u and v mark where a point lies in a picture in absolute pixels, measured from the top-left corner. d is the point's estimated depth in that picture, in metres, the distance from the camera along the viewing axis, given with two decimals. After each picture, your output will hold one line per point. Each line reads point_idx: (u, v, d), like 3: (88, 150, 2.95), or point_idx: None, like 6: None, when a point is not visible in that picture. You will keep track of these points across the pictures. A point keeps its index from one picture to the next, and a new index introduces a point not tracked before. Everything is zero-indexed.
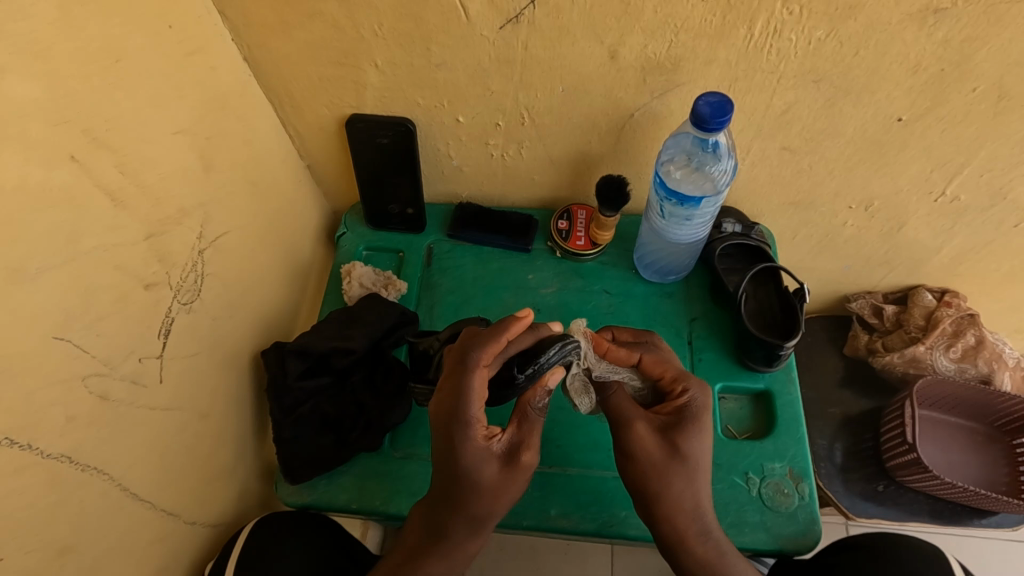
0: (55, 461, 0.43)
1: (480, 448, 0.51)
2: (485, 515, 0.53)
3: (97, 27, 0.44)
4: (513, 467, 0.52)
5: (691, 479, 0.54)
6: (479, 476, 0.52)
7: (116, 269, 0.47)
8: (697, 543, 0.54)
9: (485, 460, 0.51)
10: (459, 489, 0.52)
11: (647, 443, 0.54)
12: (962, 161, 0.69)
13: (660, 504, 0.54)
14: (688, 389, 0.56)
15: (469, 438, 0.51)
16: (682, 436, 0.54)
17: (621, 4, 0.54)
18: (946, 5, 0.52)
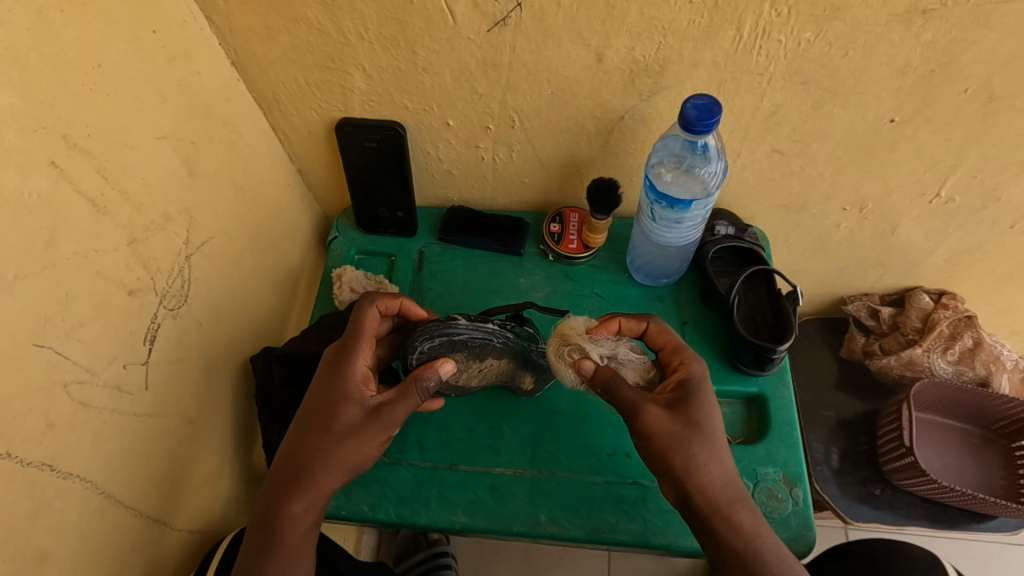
0: (36, 470, 0.43)
1: (355, 392, 0.55)
2: (323, 449, 0.54)
3: (76, 33, 0.44)
4: (376, 425, 0.54)
5: (707, 440, 0.55)
6: (340, 424, 0.54)
7: (97, 275, 0.47)
8: (722, 516, 0.53)
9: (354, 406, 0.55)
10: (319, 434, 0.54)
11: (659, 422, 0.54)
12: (953, 163, 0.69)
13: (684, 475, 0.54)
14: (692, 367, 0.58)
15: (352, 381, 0.56)
16: (692, 407, 0.55)
17: (606, 7, 0.54)
18: (934, 6, 0.52)
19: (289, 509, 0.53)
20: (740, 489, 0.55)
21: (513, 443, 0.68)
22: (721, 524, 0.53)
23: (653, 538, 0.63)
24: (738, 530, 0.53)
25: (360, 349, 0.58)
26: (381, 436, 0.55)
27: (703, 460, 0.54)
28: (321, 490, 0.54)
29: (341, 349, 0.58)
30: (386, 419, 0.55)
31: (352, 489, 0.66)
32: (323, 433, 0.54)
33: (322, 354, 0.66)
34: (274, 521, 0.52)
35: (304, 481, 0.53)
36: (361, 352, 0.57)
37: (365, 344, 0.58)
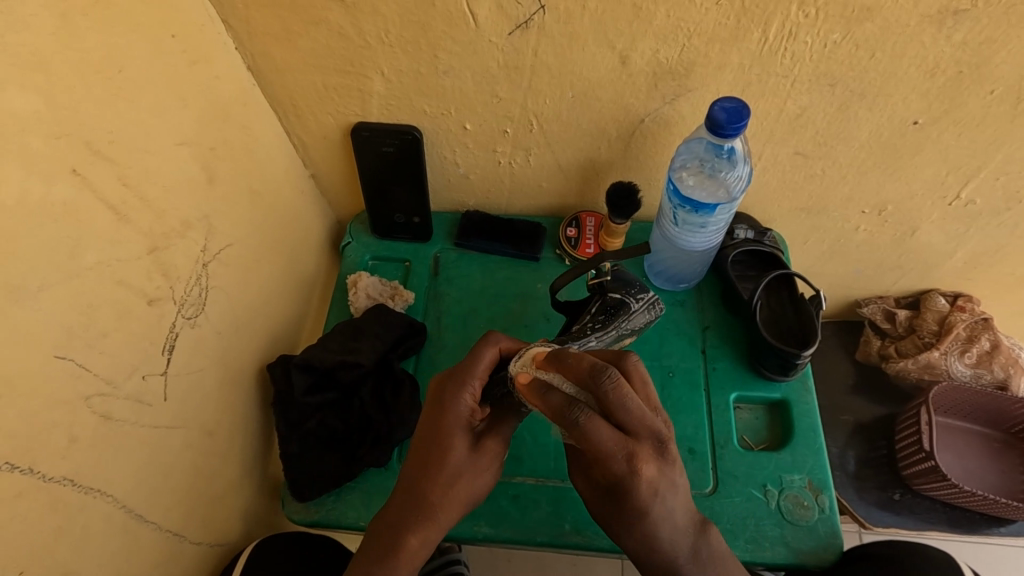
0: (58, 485, 0.41)
1: (466, 422, 0.53)
2: (436, 487, 0.51)
3: (98, 37, 0.43)
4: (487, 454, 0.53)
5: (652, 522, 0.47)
6: (459, 457, 0.52)
7: (119, 284, 0.46)
8: (662, 573, 0.50)
9: (466, 438, 0.53)
10: (436, 468, 0.51)
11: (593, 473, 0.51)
12: (977, 166, 0.68)
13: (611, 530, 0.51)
14: (647, 471, 0.44)
15: (459, 412, 0.53)
16: (638, 491, 0.44)
17: (633, 9, 0.53)
18: (966, 7, 0.51)
19: (413, 545, 0.50)
20: (678, 559, 0.49)
21: (535, 451, 0.67)
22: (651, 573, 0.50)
23: None
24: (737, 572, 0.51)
25: (470, 385, 0.53)
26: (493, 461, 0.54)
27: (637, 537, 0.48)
28: (443, 522, 0.51)
29: (444, 386, 0.54)
30: (495, 448, 0.53)
31: (373, 499, 0.65)
32: (438, 468, 0.51)
33: (341, 363, 0.65)
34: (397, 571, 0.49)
35: (429, 517, 0.51)
36: (470, 387, 0.53)
37: (472, 377, 0.53)
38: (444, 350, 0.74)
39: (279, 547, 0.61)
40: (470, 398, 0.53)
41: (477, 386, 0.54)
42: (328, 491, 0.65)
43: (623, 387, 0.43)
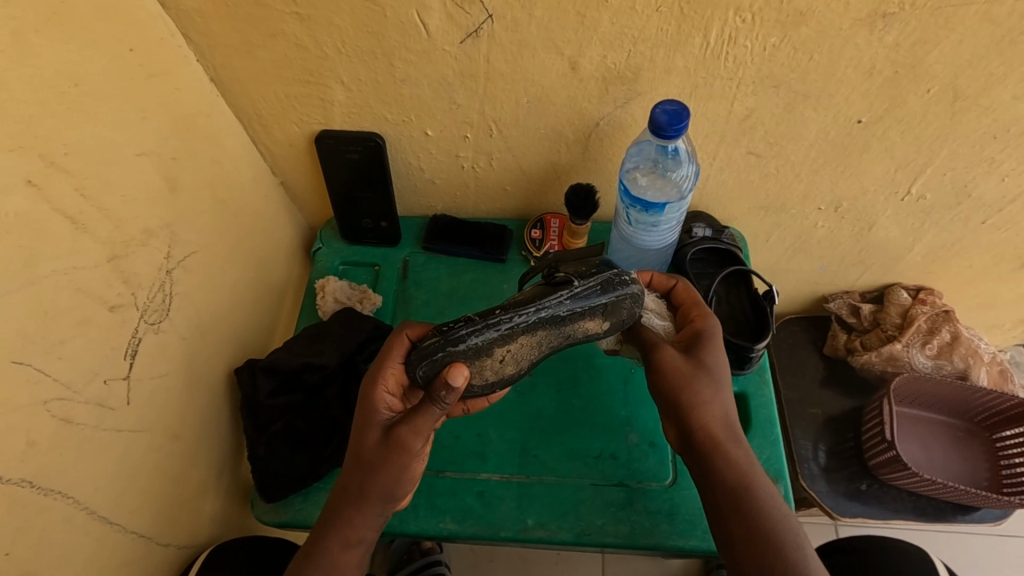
0: (15, 487, 0.42)
1: (377, 415, 0.55)
2: (355, 481, 0.54)
3: (52, 54, 0.44)
4: (400, 454, 0.52)
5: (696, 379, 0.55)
6: (365, 457, 0.54)
7: (77, 293, 0.47)
8: (727, 451, 0.54)
9: (372, 434, 0.54)
10: (351, 465, 0.54)
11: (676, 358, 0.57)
12: (924, 161, 0.70)
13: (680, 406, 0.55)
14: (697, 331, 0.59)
15: (367, 408, 0.55)
16: (706, 355, 0.57)
17: (577, 16, 0.55)
18: (895, 9, 0.53)
19: (334, 540, 0.54)
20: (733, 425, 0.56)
21: (498, 448, 0.68)
22: (719, 457, 0.54)
23: (640, 539, 0.63)
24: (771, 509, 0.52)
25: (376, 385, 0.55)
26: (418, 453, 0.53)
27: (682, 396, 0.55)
28: (371, 517, 0.54)
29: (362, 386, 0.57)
30: (405, 444, 0.52)
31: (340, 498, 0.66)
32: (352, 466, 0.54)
33: (305, 366, 0.67)
34: (328, 554, 0.53)
35: (351, 510, 0.54)
36: (375, 387, 0.55)
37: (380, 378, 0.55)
38: None
39: (237, 547, 0.62)
40: (378, 392, 0.55)
41: (387, 382, 0.55)
42: (296, 492, 0.66)
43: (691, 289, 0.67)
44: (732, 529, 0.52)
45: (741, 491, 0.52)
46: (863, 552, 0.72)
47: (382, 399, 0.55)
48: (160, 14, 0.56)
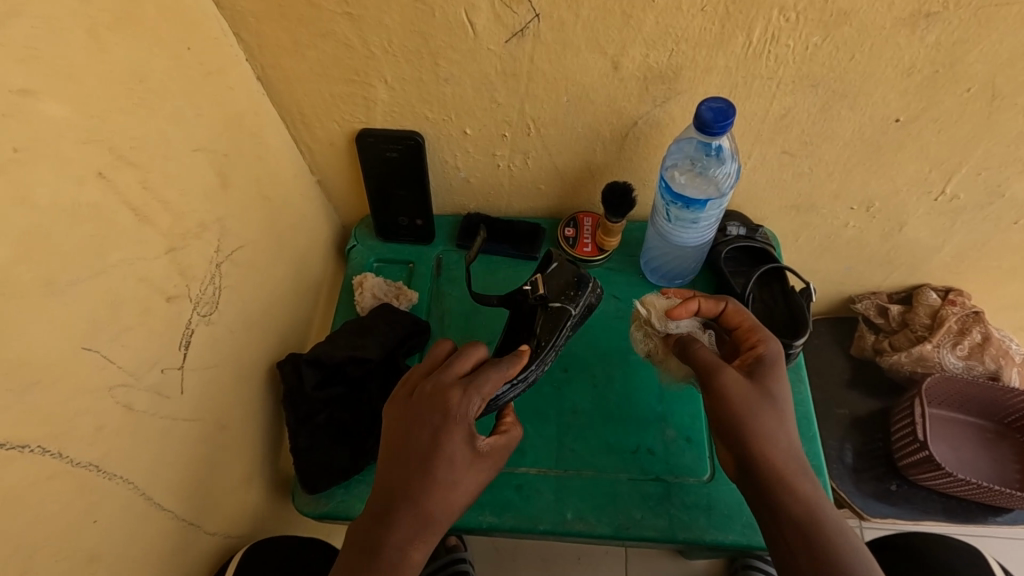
0: (84, 470, 0.44)
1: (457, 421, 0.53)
2: (429, 497, 0.51)
3: (121, 51, 0.46)
4: (485, 466, 0.54)
5: (761, 407, 0.55)
6: (450, 465, 0.52)
7: (140, 282, 0.48)
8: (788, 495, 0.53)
9: (456, 444, 0.53)
10: (424, 469, 0.52)
11: (740, 385, 0.56)
12: (959, 160, 0.71)
13: (745, 434, 0.54)
14: (767, 351, 0.58)
15: (450, 412, 0.53)
16: (772, 382, 0.57)
17: (622, 16, 0.56)
18: (937, 9, 0.54)
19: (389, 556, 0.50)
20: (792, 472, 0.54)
21: (536, 443, 0.69)
22: (785, 486, 0.53)
23: (678, 533, 0.63)
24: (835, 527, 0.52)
25: (458, 386, 0.54)
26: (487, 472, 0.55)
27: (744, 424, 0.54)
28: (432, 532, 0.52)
29: (429, 386, 0.55)
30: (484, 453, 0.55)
31: None
32: (424, 474, 0.52)
33: (348, 359, 0.68)
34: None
35: (419, 524, 0.51)
36: (456, 389, 0.54)
37: (467, 381, 0.55)
38: None
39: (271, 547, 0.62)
40: (462, 394, 0.53)
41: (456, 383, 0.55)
42: (338, 483, 0.67)
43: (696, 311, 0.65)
44: (816, 548, 0.51)
45: (813, 526, 0.52)
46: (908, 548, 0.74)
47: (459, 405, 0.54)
48: (215, 14, 0.57)
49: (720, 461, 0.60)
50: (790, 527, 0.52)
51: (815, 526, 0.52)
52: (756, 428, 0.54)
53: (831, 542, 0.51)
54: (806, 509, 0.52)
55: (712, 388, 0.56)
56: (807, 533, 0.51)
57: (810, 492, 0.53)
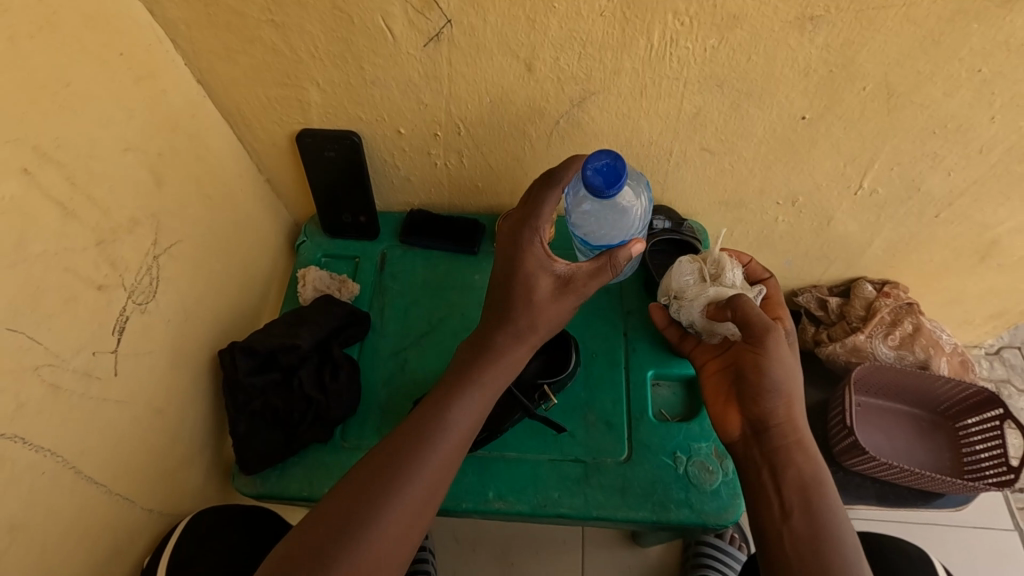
0: (8, 441, 0.47)
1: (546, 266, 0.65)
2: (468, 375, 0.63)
3: (44, 56, 0.50)
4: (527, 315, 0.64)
5: (794, 373, 0.61)
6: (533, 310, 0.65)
7: (66, 271, 0.52)
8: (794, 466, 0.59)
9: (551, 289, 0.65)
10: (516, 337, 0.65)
11: (782, 350, 0.60)
12: (870, 156, 0.74)
13: (772, 395, 0.60)
14: (788, 327, 0.65)
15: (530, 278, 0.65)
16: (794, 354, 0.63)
17: (527, 22, 0.60)
18: (821, 12, 0.57)
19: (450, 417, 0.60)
20: (801, 445, 0.60)
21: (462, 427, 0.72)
22: (798, 452, 0.60)
23: (592, 511, 0.66)
24: (827, 510, 0.58)
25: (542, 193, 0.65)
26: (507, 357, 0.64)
27: (776, 388, 0.60)
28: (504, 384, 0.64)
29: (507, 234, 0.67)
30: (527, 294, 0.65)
31: (314, 474, 0.71)
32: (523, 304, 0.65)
33: (280, 346, 0.71)
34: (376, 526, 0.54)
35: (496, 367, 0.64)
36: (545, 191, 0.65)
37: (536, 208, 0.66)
38: (386, 338, 0.80)
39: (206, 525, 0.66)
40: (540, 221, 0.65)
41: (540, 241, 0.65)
42: (273, 466, 0.71)
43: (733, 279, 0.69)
44: (809, 520, 0.57)
45: (814, 490, 0.59)
46: None
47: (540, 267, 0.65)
48: (148, 21, 0.61)
49: (723, 425, 0.65)
50: (793, 488, 0.59)
51: (814, 496, 0.58)
52: (786, 396, 0.60)
53: (824, 505, 0.58)
54: (813, 471, 0.59)
55: (755, 350, 0.61)
56: (806, 495, 0.58)
57: (813, 472, 0.59)
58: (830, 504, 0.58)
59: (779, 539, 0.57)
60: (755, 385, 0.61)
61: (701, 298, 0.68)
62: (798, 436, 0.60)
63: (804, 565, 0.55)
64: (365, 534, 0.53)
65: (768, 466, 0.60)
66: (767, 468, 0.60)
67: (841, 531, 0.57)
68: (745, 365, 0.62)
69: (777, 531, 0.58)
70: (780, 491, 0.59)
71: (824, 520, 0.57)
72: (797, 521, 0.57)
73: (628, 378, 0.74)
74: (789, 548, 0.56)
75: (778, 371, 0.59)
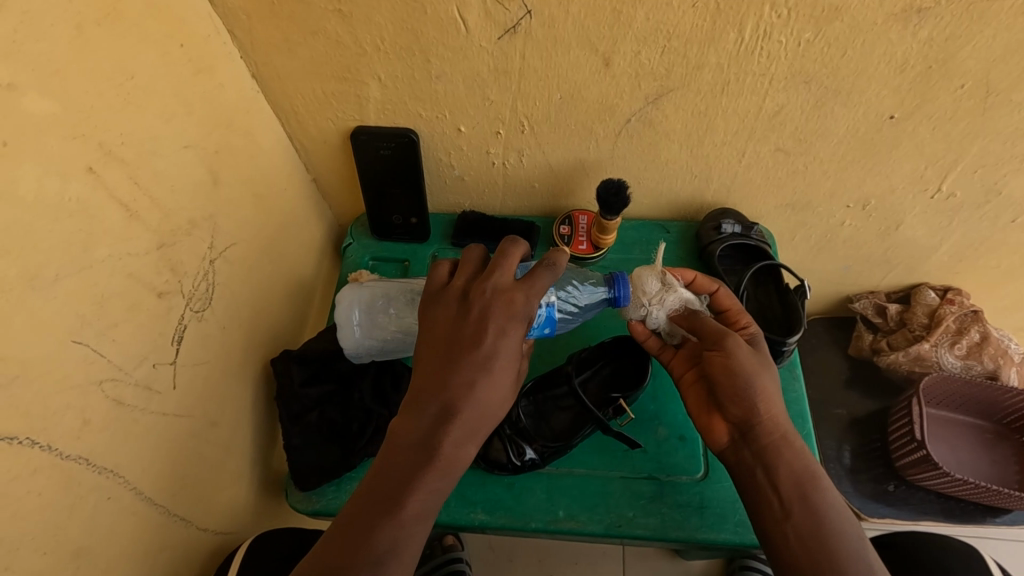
0: (72, 463, 0.44)
1: (506, 340, 0.53)
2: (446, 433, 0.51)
3: (108, 47, 0.46)
4: (480, 394, 0.52)
5: (766, 372, 0.57)
6: (501, 395, 0.53)
7: (129, 277, 0.49)
8: (783, 463, 0.53)
9: (510, 377, 0.54)
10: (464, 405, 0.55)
11: (747, 352, 0.58)
12: (955, 157, 0.70)
13: (754, 395, 0.56)
14: (754, 332, 0.63)
15: (497, 359, 0.53)
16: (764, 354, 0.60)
17: (611, 13, 0.56)
18: (929, 4, 0.53)
19: (419, 497, 0.49)
20: (786, 438, 0.55)
21: None
22: (786, 447, 0.54)
23: (670, 532, 0.63)
24: (821, 500, 0.52)
25: (543, 265, 0.56)
26: (478, 425, 0.52)
27: (755, 386, 0.56)
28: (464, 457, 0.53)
29: (487, 294, 0.54)
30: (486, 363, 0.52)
31: None
32: (487, 375, 0.52)
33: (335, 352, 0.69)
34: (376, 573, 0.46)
35: (462, 443, 0.52)
36: (541, 267, 0.55)
37: (529, 283, 0.55)
38: None
39: (265, 544, 0.63)
40: (526, 296, 0.54)
41: (516, 300, 0.54)
42: (329, 481, 0.67)
43: (705, 284, 0.68)
44: (807, 515, 0.51)
45: (808, 482, 0.53)
46: (906, 547, 0.74)
47: (500, 337, 0.53)
48: (207, 11, 0.57)
49: (710, 433, 0.60)
50: (790, 484, 0.53)
51: (810, 485, 0.53)
52: (770, 394, 0.56)
53: (822, 497, 0.52)
54: (805, 465, 0.54)
55: (724, 353, 0.58)
56: (802, 489, 0.53)
57: (803, 463, 0.54)
58: (824, 494, 0.53)
59: (786, 542, 0.51)
60: (732, 387, 0.56)
61: (667, 303, 0.64)
62: (783, 431, 0.55)
63: (814, 564, 0.49)
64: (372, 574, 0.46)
65: (761, 467, 0.54)
66: (760, 468, 0.54)
67: (844, 523, 0.52)
68: (714, 369, 0.58)
69: (781, 534, 0.51)
70: (776, 491, 0.53)
71: (825, 513, 0.52)
72: (797, 520, 0.51)
73: None
74: (797, 550, 0.50)
75: (754, 371, 0.56)
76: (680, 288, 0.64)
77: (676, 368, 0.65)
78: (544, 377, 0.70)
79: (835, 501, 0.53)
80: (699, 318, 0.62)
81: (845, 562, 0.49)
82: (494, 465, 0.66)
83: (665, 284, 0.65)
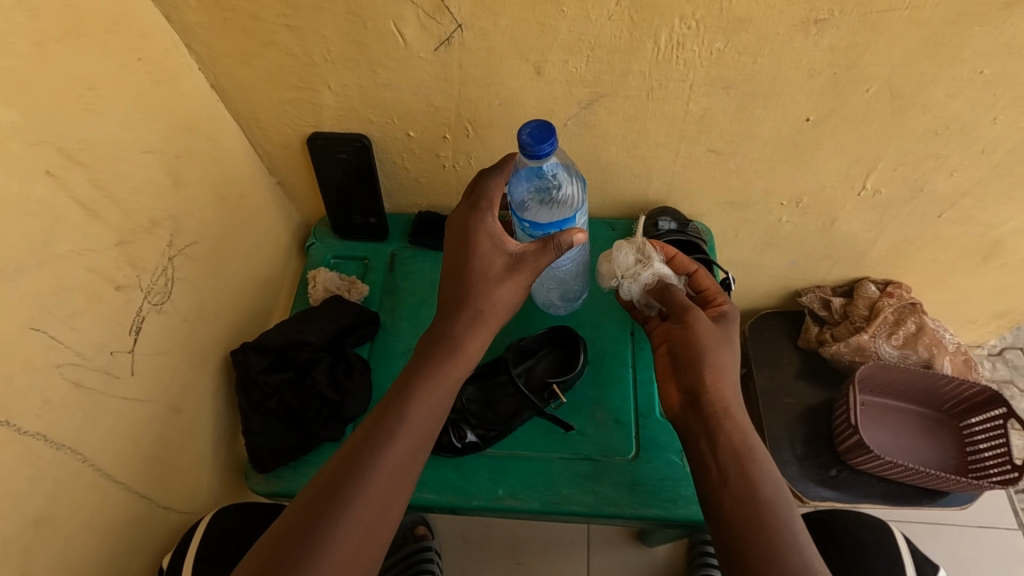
0: (32, 439, 0.48)
1: (488, 248, 0.62)
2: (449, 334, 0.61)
3: (69, 61, 0.51)
4: (471, 294, 0.61)
5: (722, 349, 0.62)
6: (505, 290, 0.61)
7: (89, 270, 0.53)
8: (722, 435, 0.58)
9: (509, 278, 0.61)
10: (449, 355, 0.61)
11: (707, 326, 0.63)
12: (874, 157, 0.75)
13: (704, 366, 0.61)
14: (726, 308, 0.67)
15: (481, 265, 0.62)
16: (729, 328, 0.65)
17: (538, 25, 0.61)
18: (825, 15, 0.58)
19: (414, 402, 0.57)
20: (729, 412, 0.60)
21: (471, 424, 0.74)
22: (727, 420, 0.59)
23: (604, 508, 0.67)
24: (753, 471, 0.57)
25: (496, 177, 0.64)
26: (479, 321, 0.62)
27: (712, 356, 0.61)
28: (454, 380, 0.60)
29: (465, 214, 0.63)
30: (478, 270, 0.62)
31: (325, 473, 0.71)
32: (480, 280, 0.62)
33: (290, 343, 0.73)
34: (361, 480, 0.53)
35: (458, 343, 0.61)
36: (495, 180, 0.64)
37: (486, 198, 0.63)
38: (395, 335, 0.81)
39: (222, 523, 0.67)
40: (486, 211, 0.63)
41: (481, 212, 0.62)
42: (286, 463, 0.71)
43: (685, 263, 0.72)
44: (737, 484, 0.56)
45: (743, 453, 0.58)
46: (829, 522, 0.78)
47: (482, 246, 0.62)
48: (166, 27, 0.62)
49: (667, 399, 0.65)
50: (728, 454, 0.57)
51: (739, 457, 0.57)
52: (724, 366, 0.61)
53: (756, 468, 0.57)
54: (742, 437, 0.58)
55: (684, 326, 0.64)
56: (738, 460, 0.57)
57: (741, 437, 0.59)
58: (755, 466, 0.57)
59: (720, 506, 0.56)
60: (687, 356, 0.62)
61: (642, 278, 0.69)
62: (726, 404, 0.60)
63: (741, 525, 0.54)
64: (353, 494, 0.52)
65: (703, 436, 0.59)
66: (703, 437, 0.59)
67: (775, 492, 0.56)
68: (676, 341, 0.64)
69: (716, 498, 0.56)
70: (714, 459, 0.58)
71: (756, 482, 0.56)
72: (731, 487, 0.56)
73: (635, 377, 0.75)
74: (728, 510, 0.55)
75: (709, 343, 0.62)
76: (656, 263, 0.69)
77: (657, 335, 0.69)
78: (489, 364, 0.76)
79: (768, 471, 0.57)
80: (670, 292, 0.67)
81: (772, 526, 0.53)
82: (439, 447, 0.70)
83: (644, 258, 0.70)
